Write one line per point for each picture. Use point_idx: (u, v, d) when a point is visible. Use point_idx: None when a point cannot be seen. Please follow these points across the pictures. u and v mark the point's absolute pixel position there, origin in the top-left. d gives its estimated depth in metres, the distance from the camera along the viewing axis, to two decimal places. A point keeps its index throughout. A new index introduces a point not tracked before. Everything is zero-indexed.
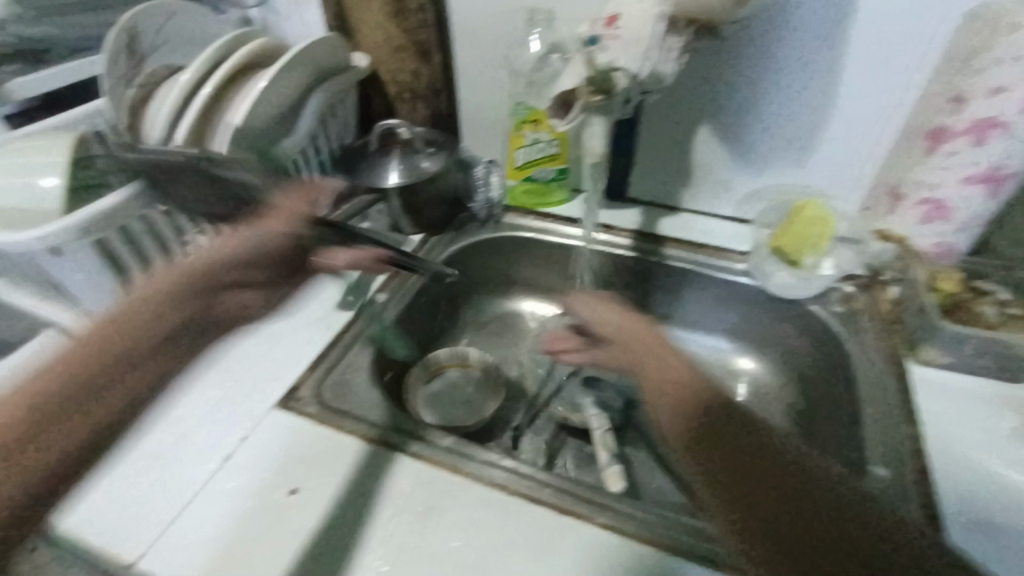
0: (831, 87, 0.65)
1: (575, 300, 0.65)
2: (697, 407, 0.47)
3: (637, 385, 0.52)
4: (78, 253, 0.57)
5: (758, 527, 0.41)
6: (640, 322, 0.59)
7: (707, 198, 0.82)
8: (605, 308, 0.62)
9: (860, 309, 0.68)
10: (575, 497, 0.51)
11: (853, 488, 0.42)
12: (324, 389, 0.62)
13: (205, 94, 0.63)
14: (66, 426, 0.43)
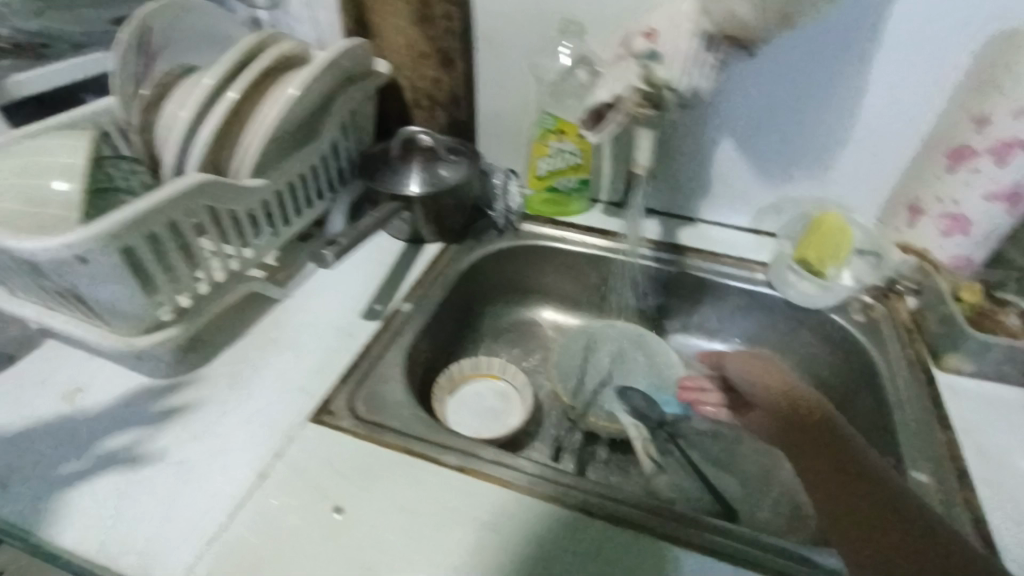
0: (853, 105, 0.68)
1: (726, 359, 0.61)
2: (799, 418, 0.51)
3: (747, 393, 0.58)
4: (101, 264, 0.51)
5: (849, 534, 0.43)
6: (779, 371, 0.56)
7: (725, 208, 0.83)
8: (756, 363, 0.58)
9: (880, 319, 0.70)
10: (635, 512, 0.50)
11: (960, 533, 0.41)
12: (359, 401, 0.60)
13: (231, 97, 0.60)
14: None
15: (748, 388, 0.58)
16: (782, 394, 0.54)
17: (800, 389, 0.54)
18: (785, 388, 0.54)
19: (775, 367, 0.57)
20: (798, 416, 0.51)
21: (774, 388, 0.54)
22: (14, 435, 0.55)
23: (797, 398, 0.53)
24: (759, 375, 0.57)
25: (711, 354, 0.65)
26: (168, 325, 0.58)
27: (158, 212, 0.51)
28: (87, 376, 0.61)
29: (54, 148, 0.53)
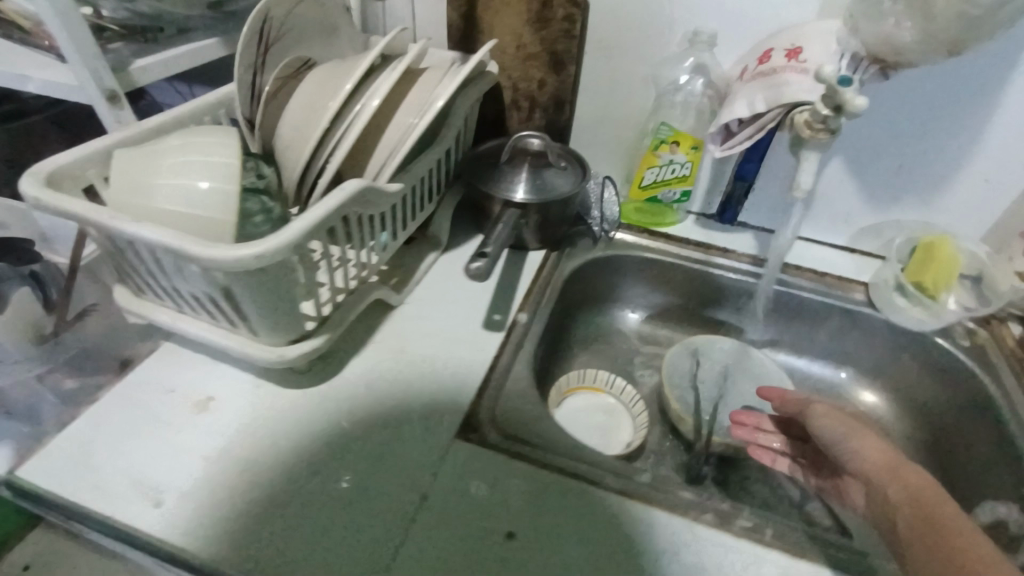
0: (979, 134, 0.68)
1: (812, 413, 0.57)
2: (910, 478, 0.46)
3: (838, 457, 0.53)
4: (259, 282, 0.50)
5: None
6: (879, 440, 0.51)
7: (823, 227, 0.83)
8: (846, 420, 0.54)
9: (986, 345, 0.72)
10: (801, 540, 0.50)
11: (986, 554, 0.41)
12: (499, 418, 0.59)
13: (375, 104, 0.58)
14: None
15: (848, 455, 0.52)
16: (879, 458, 0.49)
17: (911, 471, 0.47)
18: (891, 457, 0.49)
19: (875, 434, 0.52)
20: (891, 483, 0.47)
21: (872, 452, 0.50)
22: (157, 444, 0.54)
23: (907, 475, 0.47)
24: (850, 436, 0.53)
25: (791, 401, 0.62)
26: (312, 334, 0.59)
27: (328, 219, 0.50)
28: (218, 383, 0.60)
29: (208, 148, 0.52)
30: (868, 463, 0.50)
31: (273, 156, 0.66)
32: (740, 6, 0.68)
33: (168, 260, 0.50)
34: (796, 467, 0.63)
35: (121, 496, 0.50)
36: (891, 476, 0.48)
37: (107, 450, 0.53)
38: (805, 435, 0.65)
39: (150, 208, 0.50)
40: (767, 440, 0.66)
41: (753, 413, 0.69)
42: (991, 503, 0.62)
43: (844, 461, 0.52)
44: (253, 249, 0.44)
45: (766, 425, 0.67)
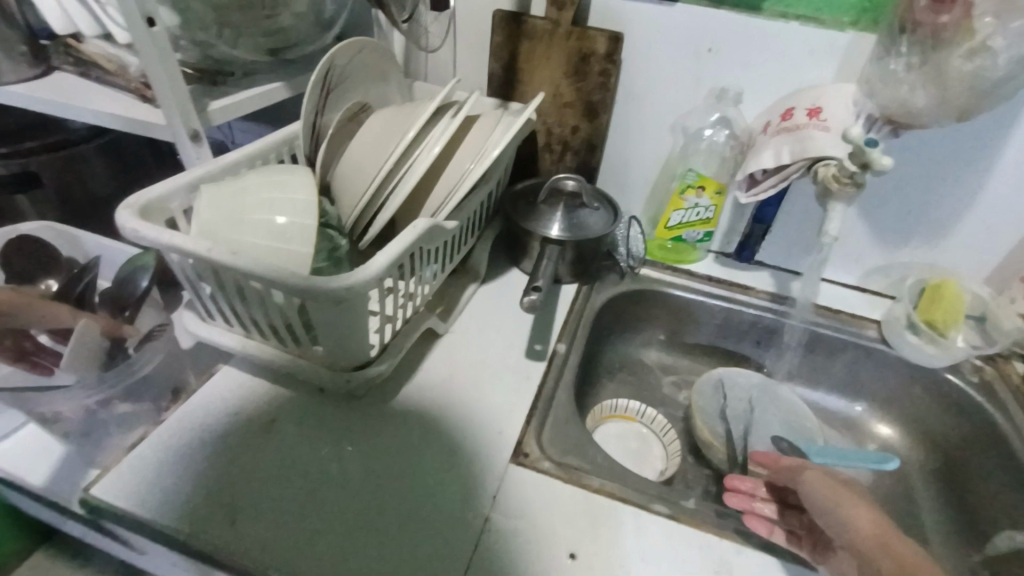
0: (979, 187, 0.74)
1: (806, 482, 0.55)
2: (895, 550, 0.47)
3: (820, 521, 0.52)
4: (336, 312, 0.53)
5: None
6: (871, 511, 0.51)
7: (836, 267, 0.89)
8: (836, 488, 0.54)
9: (993, 380, 0.76)
10: None
11: None
12: (548, 444, 0.62)
13: (436, 148, 0.62)
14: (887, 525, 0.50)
15: (836, 524, 0.50)
16: (868, 529, 0.49)
17: (901, 546, 0.48)
18: (883, 530, 0.49)
19: (863, 504, 0.52)
20: (882, 554, 0.47)
21: (863, 522, 0.49)
22: (225, 465, 0.57)
23: (894, 547, 0.48)
24: (842, 505, 0.52)
25: (785, 466, 0.60)
26: (373, 360, 0.62)
27: (402, 254, 0.54)
28: (279, 405, 0.63)
29: (291, 186, 0.56)
30: (859, 535, 0.49)
31: (333, 192, 0.70)
32: (763, 68, 0.75)
33: (250, 290, 0.54)
34: (789, 538, 0.53)
35: (195, 514, 0.52)
36: (883, 548, 0.47)
37: (177, 469, 0.56)
38: (799, 508, 0.58)
39: (236, 239, 0.53)
40: (761, 507, 0.57)
41: (748, 480, 0.63)
42: (1010, 532, 0.65)
43: (831, 533, 0.51)
44: (339, 280, 0.49)
45: (760, 492, 0.61)
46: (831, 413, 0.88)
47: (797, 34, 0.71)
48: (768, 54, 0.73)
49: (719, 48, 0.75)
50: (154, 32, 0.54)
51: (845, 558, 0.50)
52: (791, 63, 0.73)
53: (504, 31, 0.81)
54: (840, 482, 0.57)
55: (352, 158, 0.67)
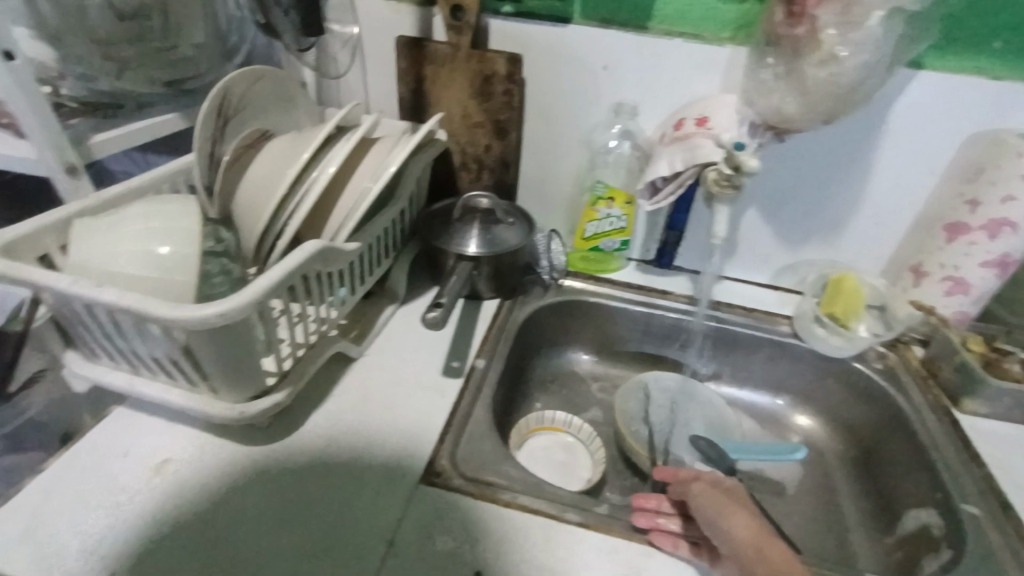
0: (863, 184, 0.79)
1: (693, 494, 0.56)
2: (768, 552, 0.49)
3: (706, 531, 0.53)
4: (217, 343, 0.51)
5: None
6: (749, 518, 0.52)
7: (748, 268, 0.92)
8: (719, 498, 0.55)
9: (896, 366, 0.79)
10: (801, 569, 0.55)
11: None
12: (459, 461, 0.61)
13: (330, 170, 0.62)
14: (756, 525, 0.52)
15: (720, 534, 0.52)
16: (745, 535, 0.51)
17: (773, 548, 0.50)
18: (758, 536, 0.50)
19: (745, 511, 0.54)
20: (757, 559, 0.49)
21: (741, 529, 0.51)
22: (109, 510, 0.53)
23: (768, 550, 0.49)
24: (724, 515, 0.53)
25: (681, 478, 0.60)
26: (271, 390, 0.59)
27: (289, 277, 0.53)
28: (176, 442, 0.59)
29: (172, 215, 0.54)
30: (740, 544, 0.50)
31: (233, 220, 0.69)
32: (655, 82, 0.78)
33: (125, 322, 0.51)
34: (694, 549, 0.54)
35: (69, 568, 0.48)
36: (759, 555, 0.49)
37: (54, 520, 0.52)
38: None
39: (113, 270, 0.52)
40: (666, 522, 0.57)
41: (653, 497, 0.60)
42: (917, 512, 0.67)
43: (717, 541, 0.52)
44: (207, 309, 0.46)
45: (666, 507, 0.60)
46: (755, 410, 0.90)
47: (682, 50, 0.75)
48: (658, 69, 0.77)
49: (613, 65, 0.79)
50: (14, 65, 0.54)
51: (732, 566, 0.51)
52: (680, 77, 0.77)
53: (408, 57, 0.83)
54: (729, 489, 0.58)
55: (250, 185, 0.67)
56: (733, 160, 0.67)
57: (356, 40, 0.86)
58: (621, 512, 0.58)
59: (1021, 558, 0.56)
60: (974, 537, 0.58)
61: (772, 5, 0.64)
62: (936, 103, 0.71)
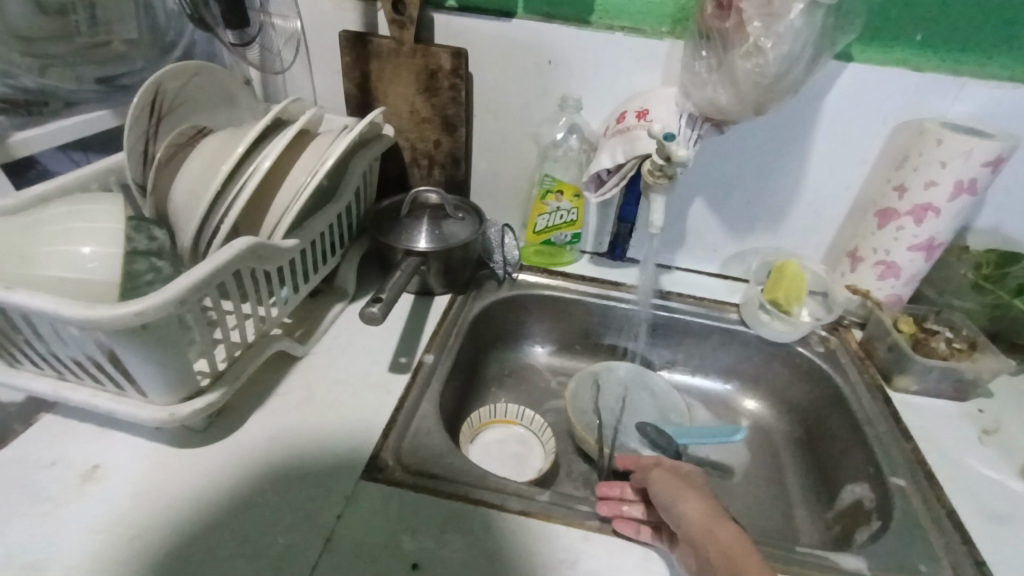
0: (800, 174, 0.81)
1: (652, 480, 0.56)
2: (721, 538, 0.48)
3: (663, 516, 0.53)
4: (144, 343, 0.50)
5: None
6: (705, 503, 0.52)
7: (697, 258, 0.94)
8: (675, 483, 0.54)
9: (836, 348, 0.82)
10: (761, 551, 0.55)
11: None
12: (404, 454, 0.61)
13: (265, 166, 0.61)
14: (713, 509, 0.51)
15: (674, 519, 0.51)
16: (699, 520, 0.50)
17: (726, 534, 0.49)
18: (710, 520, 0.50)
19: (700, 496, 0.53)
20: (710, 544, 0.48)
21: (695, 513, 0.51)
22: (35, 520, 0.51)
23: (721, 534, 0.49)
24: (678, 500, 0.52)
25: (642, 465, 0.60)
26: (205, 390, 0.58)
27: (218, 275, 0.52)
28: (109, 448, 0.58)
29: (95, 213, 0.53)
30: (692, 528, 0.50)
31: (169, 220, 0.68)
32: (599, 77, 0.79)
33: (44, 325, 0.49)
34: (655, 535, 0.54)
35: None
36: (711, 539, 0.48)
37: None
38: None
39: (34, 271, 0.51)
40: (629, 509, 0.57)
41: (617, 484, 0.60)
42: (853, 487, 0.70)
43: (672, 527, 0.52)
44: (125, 308, 0.45)
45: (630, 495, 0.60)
46: (706, 396, 0.92)
47: (622, 44, 0.76)
48: (600, 63, 0.78)
49: (558, 59, 0.79)
50: None
51: (687, 551, 0.50)
52: (622, 71, 0.78)
53: (351, 52, 0.82)
54: (689, 475, 0.57)
55: (184, 183, 0.65)
56: (664, 149, 0.66)
57: (299, 35, 0.84)
58: (563, 498, 0.59)
59: (941, 524, 0.59)
60: (902, 507, 0.61)
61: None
62: (864, 93, 0.73)
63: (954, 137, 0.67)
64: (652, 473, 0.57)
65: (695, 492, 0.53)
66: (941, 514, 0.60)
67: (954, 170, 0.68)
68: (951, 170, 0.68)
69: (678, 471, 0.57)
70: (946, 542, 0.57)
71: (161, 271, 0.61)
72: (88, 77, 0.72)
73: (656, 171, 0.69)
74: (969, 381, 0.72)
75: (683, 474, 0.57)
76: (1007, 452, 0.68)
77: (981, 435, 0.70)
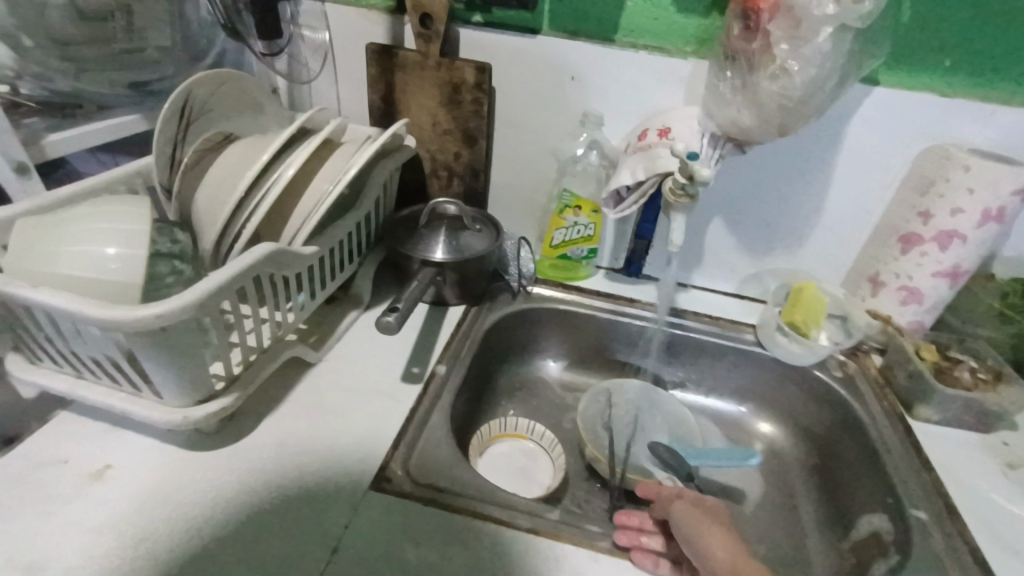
0: (822, 196, 0.80)
1: (673, 512, 0.55)
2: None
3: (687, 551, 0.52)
4: (164, 344, 0.50)
5: None
6: (727, 537, 0.51)
7: (714, 277, 0.93)
8: (697, 515, 0.54)
9: (855, 374, 0.81)
10: None
11: None
12: (412, 465, 0.61)
13: (289, 173, 0.62)
14: (737, 547, 0.50)
15: (696, 553, 0.51)
16: (724, 556, 0.49)
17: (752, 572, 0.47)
18: (735, 557, 0.48)
19: (723, 531, 0.52)
20: None
21: (719, 549, 0.49)
22: (41, 519, 0.51)
23: (746, 572, 0.47)
24: (702, 535, 0.51)
25: (662, 496, 0.59)
26: (219, 394, 0.58)
27: (237, 280, 0.53)
28: (120, 448, 0.58)
29: (117, 215, 0.54)
30: (716, 564, 0.49)
31: (192, 224, 0.69)
32: (620, 94, 0.79)
33: (66, 323, 0.50)
34: (674, 568, 0.54)
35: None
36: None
37: None
38: None
39: (59, 271, 0.52)
40: (649, 540, 0.56)
41: (636, 514, 0.60)
42: (869, 518, 0.68)
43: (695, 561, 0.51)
44: (144, 311, 0.46)
45: (649, 526, 0.59)
46: (720, 417, 0.91)
47: (645, 62, 0.76)
48: (621, 80, 0.78)
49: (580, 75, 0.79)
50: None
51: None
52: (644, 88, 0.78)
53: (376, 63, 0.83)
54: (709, 508, 0.56)
55: (206, 186, 0.66)
56: (684, 167, 0.66)
57: (326, 46, 0.86)
58: (571, 518, 0.58)
59: (963, 561, 0.57)
60: (921, 541, 0.59)
61: (730, 20, 0.66)
62: (889, 118, 0.72)
63: (981, 164, 0.66)
64: (674, 504, 0.56)
65: (720, 527, 0.52)
66: (963, 551, 0.58)
67: (980, 197, 0.67)
68: (977, 197, 0.67)
69: (699, 505, 0.56)
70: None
71: (182, 274, 0.61)
72: (120, 82, 0.74)
73: (677, 191, 0.69)
74: (992, 413, 0.70)
75: (706, 508, 0.56)
76: None
77: (1005, 470, 0.68)
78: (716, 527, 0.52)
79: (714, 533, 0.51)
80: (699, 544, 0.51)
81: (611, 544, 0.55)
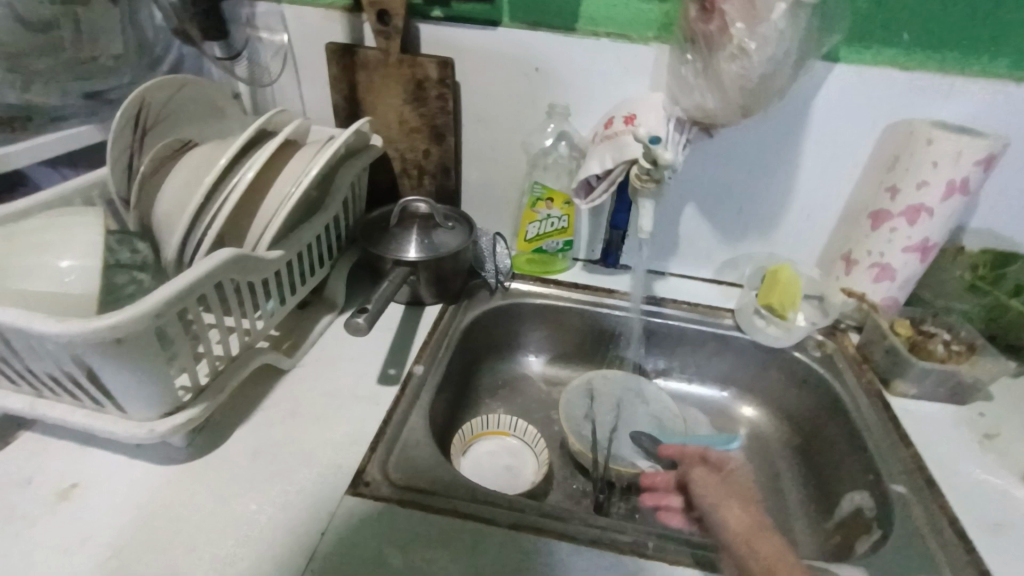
0: (792, 177, 0.81)
1: (692, 478, 0.62)
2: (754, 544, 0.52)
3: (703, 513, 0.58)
4: (134, 351, 0.49)
5: None
6: (741, 510, 0.56)
7: (690, 264, 0.93)
8: (717, 485, 0.60)
9: (833, 353, 0.81)
10: None
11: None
12: (390, 468, 0.60)
13: (249, 176, 0.61)
14: (750, 514, 0.56)
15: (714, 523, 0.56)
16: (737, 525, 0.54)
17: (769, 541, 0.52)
18: (749, 528, 0.54)
19: (740, 504, 0.57)
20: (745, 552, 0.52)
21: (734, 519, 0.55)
22: (6, 541, 0.50)
23: (757, 539, 0.52)
24: (717, 505, 0.58)
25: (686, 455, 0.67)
26: (187, 405, 0.56)
27: (199, 286, 0.51)
28: (88, 465, 0.57)
29: (73, 226, 0.53)
30: (728, 532, 0.54)
31: (153, 234, 0.67)
32: (587, 84, 0.79)
33: (20, 340, 0.49)
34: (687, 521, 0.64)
35: None
36: (746, 544, 0.52)
37: None
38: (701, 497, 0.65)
39: (13, 286, 0.50)
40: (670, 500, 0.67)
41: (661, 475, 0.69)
42: (853, 495, 0.68)
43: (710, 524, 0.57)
44: (96, 321, 0.44)
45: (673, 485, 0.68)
46: (705, 404, 0.91)
47: (608, 51, 0.76)
48: (587, 70, 0.78)
49: (545, 67, 0.79)
50: None
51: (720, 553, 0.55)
52: (609, 77, 0.78)
53: (337, 64, 0.82)
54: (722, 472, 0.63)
55: (165, 193, 0.65)
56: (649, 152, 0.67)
57: (287, 48, 0.84)
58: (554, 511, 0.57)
59: (944, 532, 0.57)
60: (902, 514, 0.60)
61: (688, 2, 0.66)
62: (854, 96, 0.73)
63: (944, 137, 0.67)
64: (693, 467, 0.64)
65: (737, 493, 0.59)
66: (944, 522, 0.58)
67: (945, 170, 0.68)
68: (942, 170, 0.68)
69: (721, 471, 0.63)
70: (949, 550, 0.56)
71: (142, 284, 0.60)
72: (73, 91, 0.72)
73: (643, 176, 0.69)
74: (968, 385, 0.71)
75: (724, 473, 0.63)
76: (1009, 457, 0.66)
77: (982, 440, 0.68)
78: (732, 494, 0.59)
79: (733, 498, 0.58)
80: (720, 510, 0.57)
81: (596, 535, 0.55)
